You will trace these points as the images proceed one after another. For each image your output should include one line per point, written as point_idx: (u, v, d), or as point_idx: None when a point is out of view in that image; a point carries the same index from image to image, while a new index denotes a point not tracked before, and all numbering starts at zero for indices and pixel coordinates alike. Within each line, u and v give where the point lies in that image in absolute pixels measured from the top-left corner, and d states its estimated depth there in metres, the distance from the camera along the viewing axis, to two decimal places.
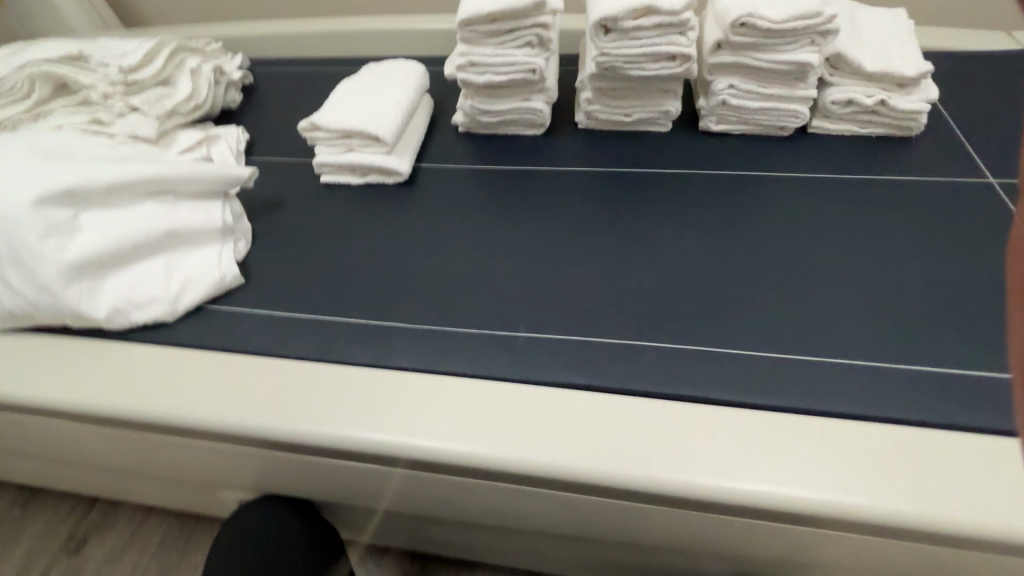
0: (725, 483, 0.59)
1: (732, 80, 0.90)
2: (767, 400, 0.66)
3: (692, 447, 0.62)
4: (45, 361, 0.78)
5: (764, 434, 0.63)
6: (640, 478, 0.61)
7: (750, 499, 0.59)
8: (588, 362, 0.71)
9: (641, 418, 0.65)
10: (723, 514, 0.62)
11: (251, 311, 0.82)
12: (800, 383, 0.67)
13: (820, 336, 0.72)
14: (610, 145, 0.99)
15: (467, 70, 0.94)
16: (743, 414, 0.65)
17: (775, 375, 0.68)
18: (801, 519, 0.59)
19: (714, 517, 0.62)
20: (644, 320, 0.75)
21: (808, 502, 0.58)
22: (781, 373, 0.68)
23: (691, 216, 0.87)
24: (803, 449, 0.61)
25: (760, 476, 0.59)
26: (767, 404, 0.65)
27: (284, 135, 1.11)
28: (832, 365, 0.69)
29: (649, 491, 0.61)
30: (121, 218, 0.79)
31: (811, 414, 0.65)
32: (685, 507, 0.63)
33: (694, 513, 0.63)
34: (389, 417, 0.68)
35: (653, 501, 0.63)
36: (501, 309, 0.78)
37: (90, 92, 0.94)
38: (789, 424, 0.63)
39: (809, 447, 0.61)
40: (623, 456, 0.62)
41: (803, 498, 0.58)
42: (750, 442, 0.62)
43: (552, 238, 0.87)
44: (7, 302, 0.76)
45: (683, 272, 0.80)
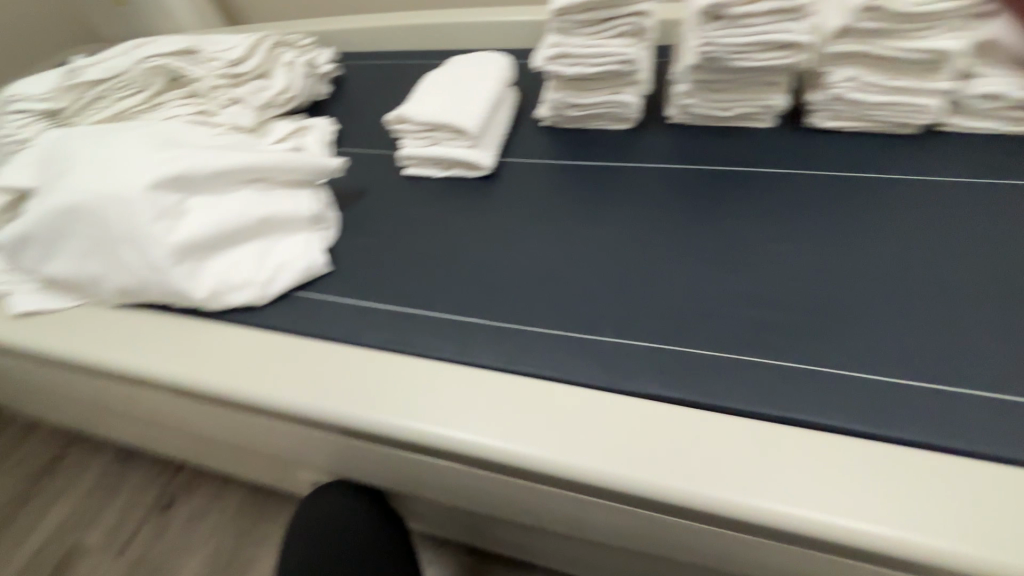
0: (835, 521, 0.53)
1: (851, 72, 0.81)
2: (889, 430, 0.58)
3: (795, 477, 0.56)
4: (151, 336, 0.83)
5: (884, 467, 0.56)
6: (734, 506, 0.55)
7: (864, 541, 0.52)
8: (680, 374, 0.66)
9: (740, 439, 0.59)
10: (827, 555, 0.55)
11: (337, 298, 0.84)
12: (926, 415, 0.59)
13: (953, 361, 0.63)
14: (705, 141, 0.93)
15: (558, 61, 0.90)
16: (858, 445, 0.58)
17: (895, 403, 0.60)
18: (924, 571, 0.52)
19: (818, 556, 0.55)
20: (743, 331, 0.69)
21: (936, 551, 0.50)
22: (903, 401, 0.60)
23: (797, 220, 0.80)
24: (929, 490, 0.54)
25: (881, 513, 0.52)
26: (887, 437, 0.58)
27: (371, 127, 1.14)
28: (966, 396, 0.60)
29: (742, 521, 0.55)
30: (223, 203, 0.83)
31: (938, 451, 0.57)
32: (782, 542, 0.56)
33: (793, 550, 0.56)
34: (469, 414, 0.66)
35: (744, 530, 0.57)
36: (585, 312, 0.75)
37: (200, 84, 0.99)
38: (910, 459, 0.56)
39: (937, 488, 0.54)
40: (715, 479, 0.57)
41: (930, 547, 0.50)
42: (865, 476, 0.55)
43: (640, 239, 0.82)
44: (122, 278, 0.81)
45: (787, 281, 0.73)
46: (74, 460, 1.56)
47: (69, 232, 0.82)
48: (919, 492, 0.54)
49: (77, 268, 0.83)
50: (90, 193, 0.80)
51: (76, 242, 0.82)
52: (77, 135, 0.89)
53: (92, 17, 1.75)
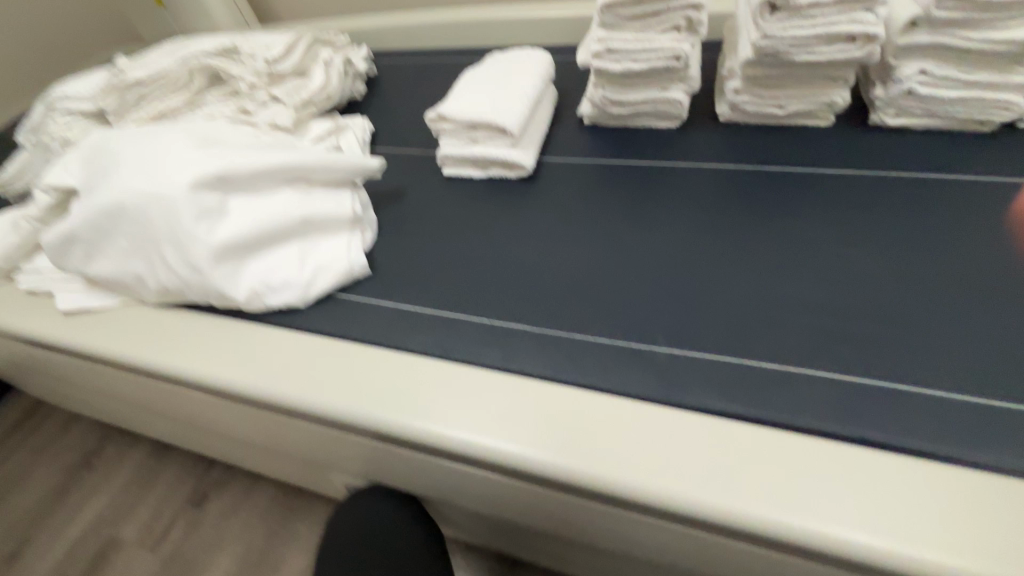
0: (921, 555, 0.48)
1: (923, 65, 0.76)
2: (976, 454, 0.54)
3: (874, 504, 0.52)
4: (191, 337, 0.82)
5: (975, 496, 0.51)
6: (807, 534, 0.51)
7: None
8: (741, 388, 0.62)
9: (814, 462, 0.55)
10: None
11: (377, 301, 0.82)
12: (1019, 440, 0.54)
13: None
14: (759, 140, 0.89)
15: (604, 57, 0.87)
16: (942, 471, 0.53)
17: (982, 426, 0.56)
18: None
19: None
20: (808, 343, 0.65)
21: None
22: (992, 424, 0.56)
23: (862, 224, 0.75)
24: None
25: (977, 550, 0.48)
26: (974, 463, 0.53)
27: (408, 126, 1.12)
28: None
29: (815, 550, 0.51)
30: (263, 203, 0.82)
31: None
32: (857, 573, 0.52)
33: None
34: (517, 425, 0.63)
35: (815, 559, 0.53)
36: (636, 319, 0.71)
37: (240, 83, 0.99)
38: (1004, 489, 0.51)
39: None
40: (785, 503, 0.53)
41: None
42: (953, 506, 0.50)
43: (692, 243, 0.79)
44: (163, 278, 0.81)
45: (855, 290, 0.68)
46: (112, 453, 1.59)
47: (113, 232, 0.82)
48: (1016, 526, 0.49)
49: (120, 267, 0.83)
50: (134, 191, 0.80)
51: (119, 242, 0.82)
52: (120, 134, 0.89)
53: (133, 19, 1.78)
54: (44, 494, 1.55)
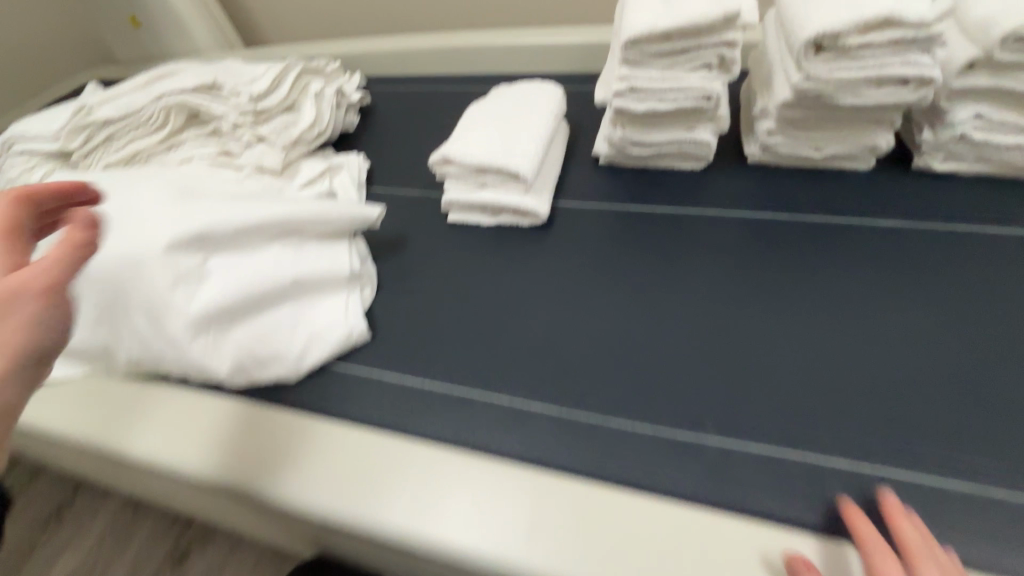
0: None
1: (980, 109, 0.69)
2: None
3: None
4: (166, 416, 0.72)
5: None
6: None
7: None
8: (808, 492, 0.54)
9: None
10: None
11: (379, 372, 0.73)
12: None
13: None
14: (793, 187, 0.82)
15: (626, 97, 0.79)
16: None
17: None
18: None
19: None
20: (876, 431, 0.57)
21: None
22: None
23: (918, 285, 0.68)
24: None
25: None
26: None
27: (407, 163, 1.04)
28: None
29: None
30: (249, 263, 0.73)
31: None
32: None
33: None
34: (548, 536, 0.55)
35: None
36: (678, 400, 0.62)
37: (221, 123, 0.88)
38: None
39: None
40: None
41: None
42: None
43: (730, 305, 0.71)
44: (134, 351, 0.71)
45: (922, 367, 0.61)
46: (83, 505, 1.47)
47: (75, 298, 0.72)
48: None
49: (85, 337, 0.73)
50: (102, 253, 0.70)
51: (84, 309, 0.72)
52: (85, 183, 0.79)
53: (106, 38, 1.67)
54: (7, 554, 1.42)
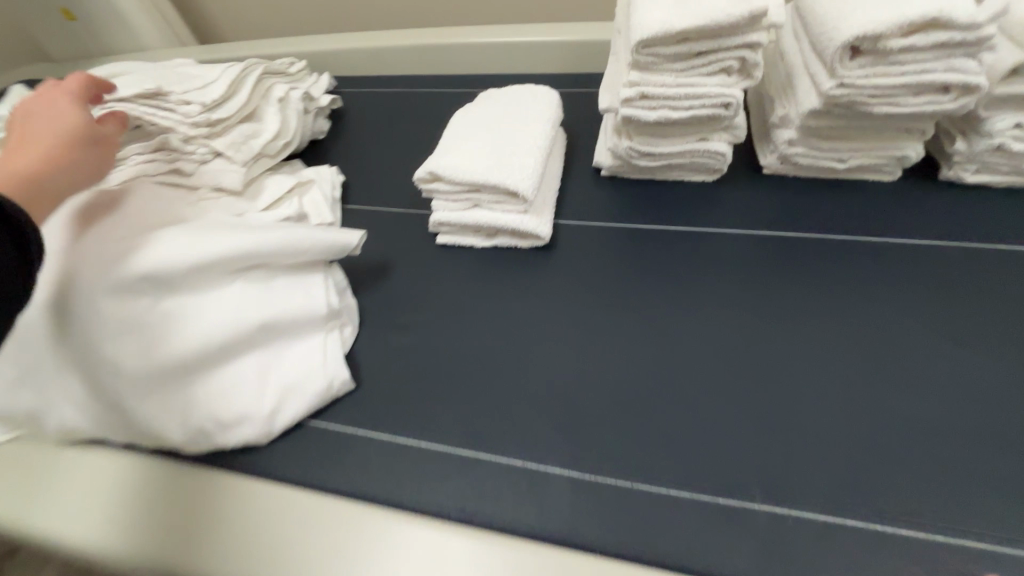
0: None
1: (1020, 118, 0.64)
2: None
3: None
4: (112, 492, 0.61)
5: None
6: None
7: None
8: (876, 566, 0.47)
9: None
10: None
11: (366, 428, 0.63)
12: None
13: None
14: (815, 202, 0.76)
15: (636, 105, 0.71)
16: None
17: None
18: None
19: None
20: (943, 491, 0.51)
21: None
22: None
23: (962, 313, 0.62)
24: None
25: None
26: None
27: (386, 176, 0.93)
28: None
29: None
30: (208, 306, 0.62)
31: None
32: None
33: None
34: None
35: None
36: (716, 457, 0.55)
37: (168, 136, 0.74)
38: None
39: None
40: None
41: None
42: None
43: (762, 338, 0.64)
44: (69, 417, 0.60)
45: (981, 408, 0.55)
46: None
47: None
48: None
49: None
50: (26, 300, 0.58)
51: None
52: None
53: (33, 33, 1.49)
54: None
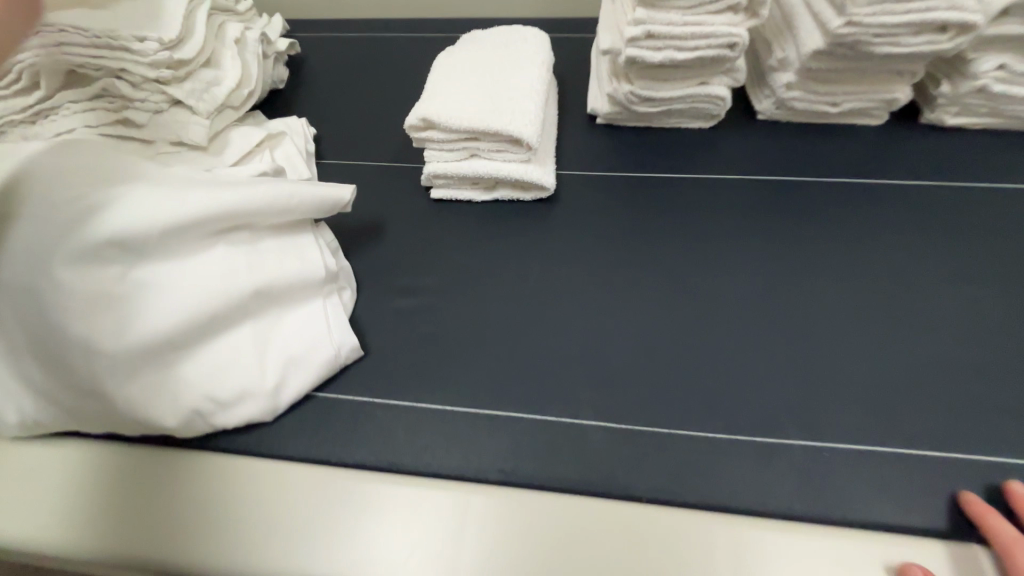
0: None
1: (1004, 60, 0.67)
2: None
3: None
4: (98, 487, 0.54)
5: None
6: None
7: None
8: (907, 488, 0.50)
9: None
10: None
11: (381, 397, 0.58)
12: None
13: None
14: (810, 144, 0.77)
15: (641, 45, 0.68)
16: None
17: None
18: None
19: None
20: (960, 416, 0.54)
21: None
22: None
23: (954, 250, 0.65)
24: None
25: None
26: None
27: (364, 128, 0.86)
28: None
29: None
30: (188, 273, 0.54)
31: None
32: None
33: None
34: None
35: None
36: (748, 398, 0.55)
37: (117, 80, 0.64)
38: None
39: None
40: None
41: None
42: None
43: (778, 280, 0.64)
44: (31, 407, 0.51)
45: (983, 335, 0.59)
46: None
47: None
48: None
49: None
50: None
51: None
52: None
53: None
54: None
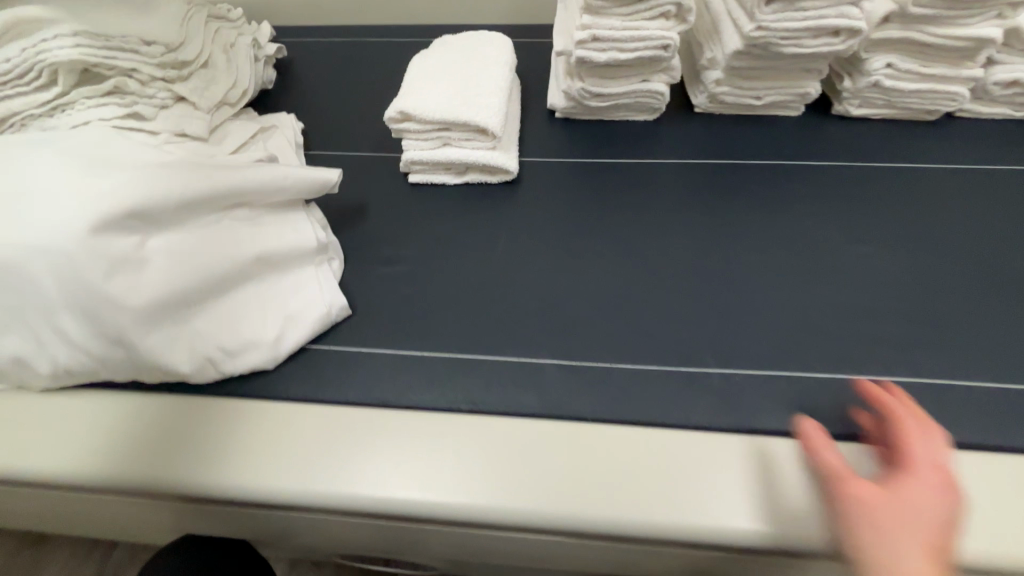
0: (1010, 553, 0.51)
1: (891, 58, 0.79)
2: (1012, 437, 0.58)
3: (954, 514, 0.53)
4: (121, 428, 0.62)
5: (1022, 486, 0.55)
6: None
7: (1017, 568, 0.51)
8: (808, 402, 0.61)
9: (877, 466, 0.56)
10: None
11: (369, 348, 0.68)
12: None
13: None
14: (738, 132, 0.89)
15: (588, 47, 0.79)
16: (992, 460, 0.57)
17: (1009, 405, 0.61)
18: None
19: None
20: (848, 347, 0.65)
21: None
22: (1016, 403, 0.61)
23: (853, 218, 0.78)
24: None
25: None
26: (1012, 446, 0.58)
27: (347, 123, 0.95)
28: None
29: None
30: (199, 241, 0.63)
31: None
32: None
33: None
34: (586, 488, 0.55)
35: None
36: (679, 335, 0.67)
37: (128, 79, 0.73)
38: None
39: None
40: None
41: None
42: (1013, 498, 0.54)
43: (706, 244, 0.76)
44: (63, 357, 0.59)
45: (872, 283, 0.71)
46: None
47: None
48: None
49: None
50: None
51: None
52: None
53: None
54: None
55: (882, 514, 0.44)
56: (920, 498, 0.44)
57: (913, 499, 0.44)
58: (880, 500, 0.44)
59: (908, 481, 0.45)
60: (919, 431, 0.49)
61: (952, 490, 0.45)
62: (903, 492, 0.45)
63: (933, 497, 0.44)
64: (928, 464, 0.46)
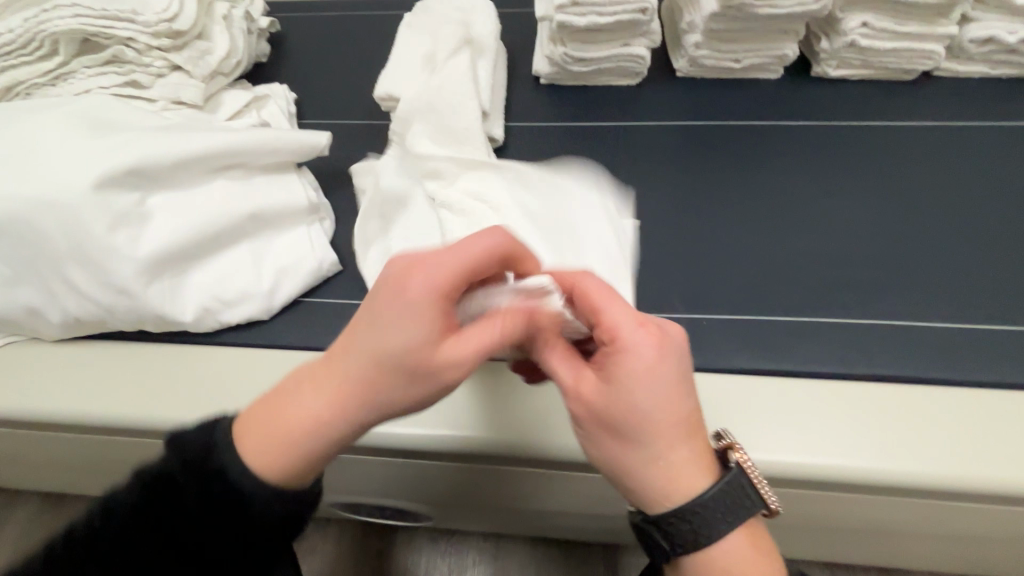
0: (932, 470, 0.58)
1: (866, 18, 0.81)
2: (949, 373, 0.64)
3: (886, 438, 0.60)
4: (130, 373, 0.67)
5: (949, 416, 0.61)
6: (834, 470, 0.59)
7: (937, 483, 0.58)
8: (768, 343, 0.68)
9: (812, 396, 0.63)
10: (900, 497, 0.61)
11: (358, 300, 0.72)
12: (979, 358, 0.65)
13: (986, 303, 0.69)
14: (719, 96, 0.91)
15: (568, 11, 0.81)
16: (930, 392, 0.63)
17: (951, 345, 0.66)
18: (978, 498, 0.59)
19: (895, 498, 0.62)
20: (806, 292, 0.72)
21: (997, 483, 0.57)
22: (957, 343, 0.66)
23: (825, 177, 0.81)
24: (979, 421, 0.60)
25: (965, 455, 0.58)
26: (947, 379, 0.64)
27: (339, 94, 0.98)
28: (998, 333, 0.67)
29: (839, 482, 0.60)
30: (196, 200, 0.67)
31: (992, 387, 0.63)
32: (864, 492, 0.62)
33: (870, 497, 0.62)
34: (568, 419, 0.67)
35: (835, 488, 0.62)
36: (653, 283, 0.73)
37: (125, 48, 0.76)
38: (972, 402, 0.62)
39: (987, 419, 0.60)
40: (808, 434, 0.61)
41: (1000, 478, 0.57)
42: (943, 424, 0.60)
43: (678, 205, 0.80)
44: (72, 307, 0.64)
45: (838, 237, 0.76)
46: None
47: None
48: (992, 434, 0.59)
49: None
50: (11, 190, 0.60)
51: None
52: None
53: None
54: None
55: (616, 412, 0.46)
56: (638, 385, 0.46)
57: (620, 396, 0.46)
58: (608, 400, 0.47)
59: (618, 372, 0.46)
60: (604, 303, 0.49)
61: (665, 357, 0.47)
62: (621, 379, 0.46)
63: (642, 384, 0.46)
64: (641, 347, 0.46)
